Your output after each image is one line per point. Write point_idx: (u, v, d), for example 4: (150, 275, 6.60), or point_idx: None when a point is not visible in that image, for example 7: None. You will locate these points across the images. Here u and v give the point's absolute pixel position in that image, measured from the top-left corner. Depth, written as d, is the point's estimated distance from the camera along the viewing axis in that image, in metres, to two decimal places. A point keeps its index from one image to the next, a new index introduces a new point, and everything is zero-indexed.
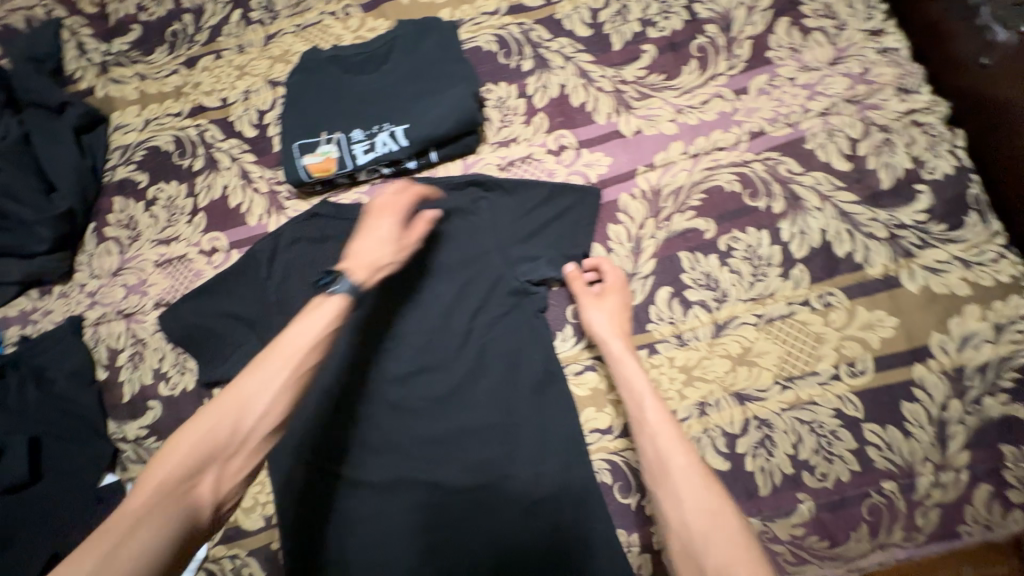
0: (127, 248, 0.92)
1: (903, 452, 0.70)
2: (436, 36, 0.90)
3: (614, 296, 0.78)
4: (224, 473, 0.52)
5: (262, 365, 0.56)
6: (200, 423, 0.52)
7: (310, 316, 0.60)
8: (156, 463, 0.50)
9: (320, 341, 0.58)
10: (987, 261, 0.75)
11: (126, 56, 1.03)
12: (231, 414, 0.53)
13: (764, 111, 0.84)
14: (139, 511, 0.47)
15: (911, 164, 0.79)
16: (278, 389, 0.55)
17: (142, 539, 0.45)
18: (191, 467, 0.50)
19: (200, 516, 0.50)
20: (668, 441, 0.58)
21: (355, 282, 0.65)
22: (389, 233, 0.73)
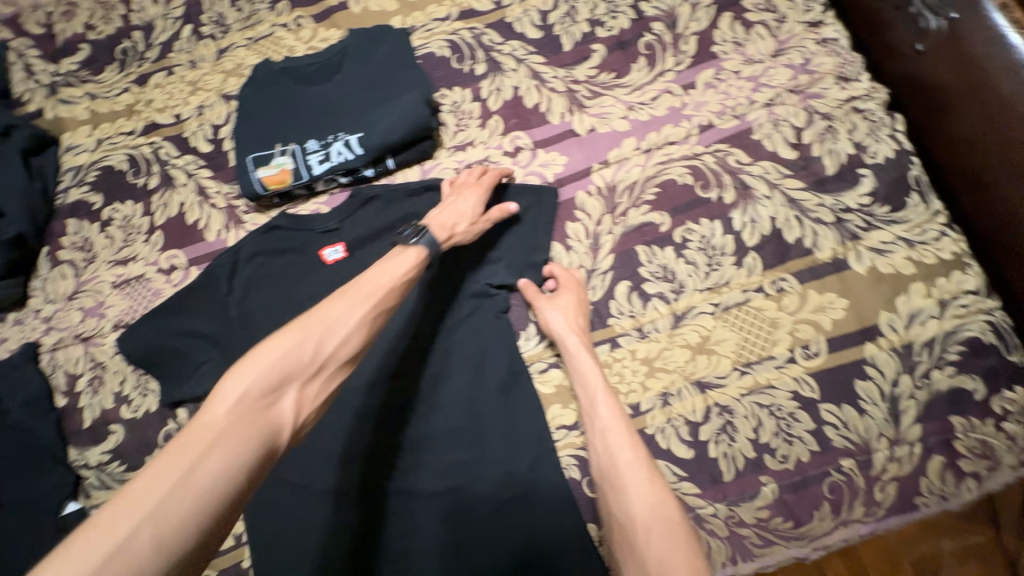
0: (82, 271, 0.90)
1: (859, 430, 0.72)
2: (387, 44, 0.90)
3: (569, 294, 0.80)
4: (304, 394, 0.55)
5: (342, 300, 0.61)
6: (281, 343, 0.55)
7: (394, 262, 0.68)
8: (239, 376, 0.52)
9: (397, 281, 0.66)
10: (930, 240, 0.77)
11: (75, 76, 1.01)
12: (315, 337, 0.57)
13: (712, 105, 0.86)
14: (225, 421, 0.49)
15: (853, 149, 0.82)
16: (357, 322, 0.60)
17: (233, 446, 0.47)
18: (277, 384, 0.53)
19: (282, 431, 0.52)
20: (618, 436, 0.67)
21: (435, 239, 0.74)
22: (471, 207, 0.78)
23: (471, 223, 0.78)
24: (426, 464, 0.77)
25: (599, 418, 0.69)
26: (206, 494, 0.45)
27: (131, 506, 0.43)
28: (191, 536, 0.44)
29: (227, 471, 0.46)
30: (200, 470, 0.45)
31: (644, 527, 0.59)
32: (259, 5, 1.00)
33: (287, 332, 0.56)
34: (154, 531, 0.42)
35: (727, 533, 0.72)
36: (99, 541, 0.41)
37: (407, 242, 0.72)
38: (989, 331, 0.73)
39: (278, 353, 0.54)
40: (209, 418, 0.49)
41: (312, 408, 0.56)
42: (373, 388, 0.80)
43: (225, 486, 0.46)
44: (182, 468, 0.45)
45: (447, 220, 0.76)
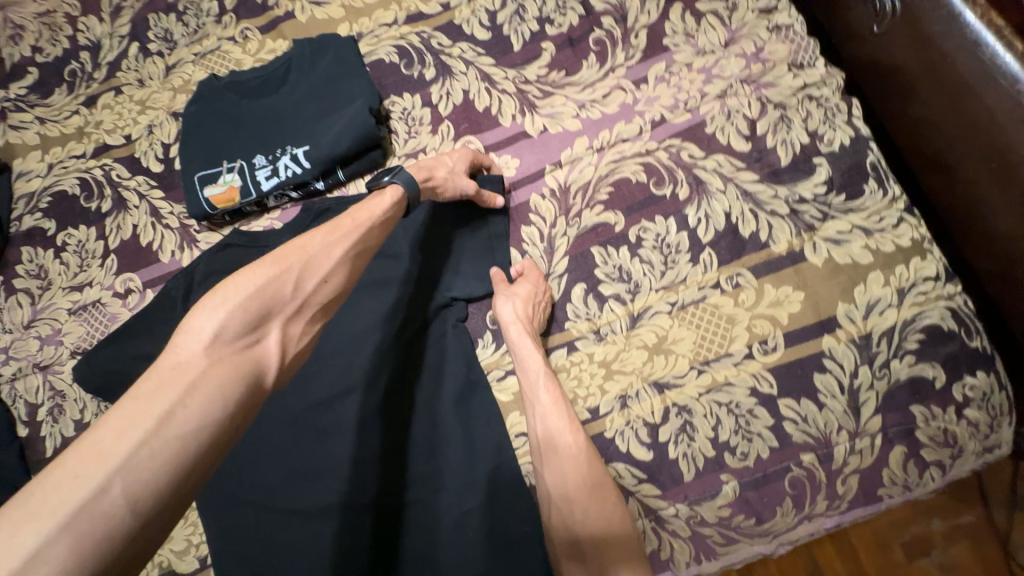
0: (38, 299, 0.90)
1: (819, 424, 0.72)
2: (332, 54, 0.89)
3: (523, 282, 0.77)
4: (284, 333, 0.55)
5: (318, 238, 0.61)
6: (256, 279, 0.55)
7: (371, 202, 0.69)
8: (210, 314, 0.51)
9: (377, 219, 0.67)
10: (888, 227, 0.76)
11: (24, 101, 1.00)
12: (293, 276, 0.57)
13: (664, 99, 0.85)
14: (202, 359, 0.48)
15: (807, 138, 0.80)
16: (338, 260, 0.61)
17: (215, 384, 0.47)
18: (255, 322, 0.53)
19: (265, 369, 0.52)
20: (559, 422, 0.69)
21: (411, 179, 0.73)
22: (455, 162, 0.79)
23: (450, 173, 0.77)
24: (388, 478, 0.75)
25: (539, 402, 0.71)
26: (193, 427, 0.44)
27: (104, 446, 0.41)
28: (185, 468, 0.43)
29: (215, 405, 0.46)
30: (185, 405, 0.44)
31: (582, 506, 0.65)
32: (205, 18, 0.99)
33: (260, 268, 0.56)
34: (140, 467, 0.41)
35: (690, 533, 0.71)
36: (68, 485, 0.39)
37: (384, 180, 0.72)
38: (949, 318, 0.72)
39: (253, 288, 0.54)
40: (181, 358, 0.48)
41: (295, 347, 0.56)
42: (331, 403, 0.79)
43: (212, 421, 0.45)
44: (161, 405, 0.44)
45: (427, 165, 0.76)
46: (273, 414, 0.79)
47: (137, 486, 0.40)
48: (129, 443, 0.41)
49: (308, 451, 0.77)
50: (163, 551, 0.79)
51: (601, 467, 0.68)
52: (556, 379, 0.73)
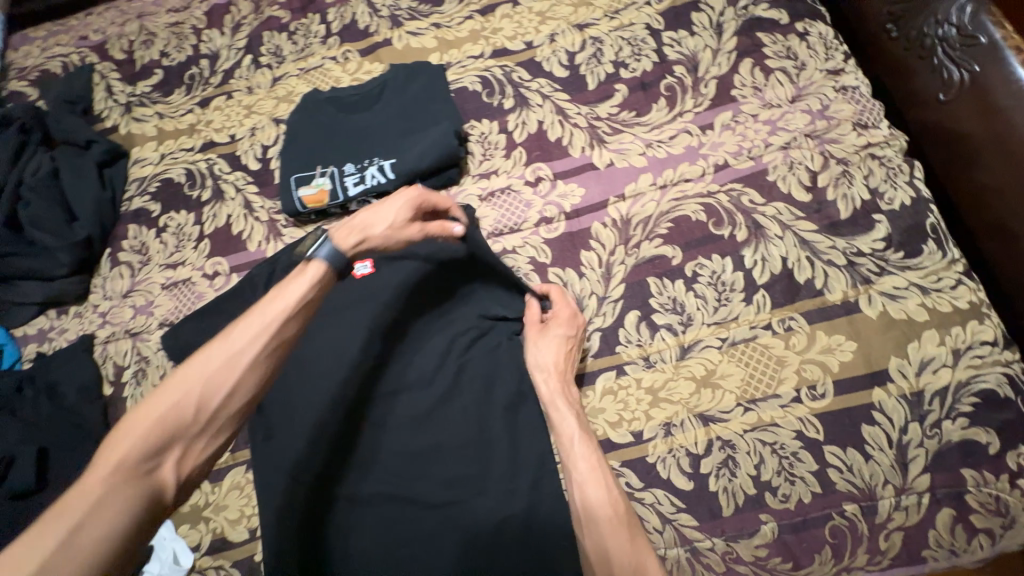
0: (137, 271, 1.00)
1: (864, 475, 0.72)
2: (424, 80, 0.98)
3: (557, 327, 0.81)
4: (190, 448, 0.55)
5: (228, 347, 0.59)
6: (164, 400, 0.55)
7: (289, 288, 0.64)
8: (120, 434, 0.53)
9: (292, 307, 0.63)
10: (946, 289, 0.77)
11: (148, 98, 1.13)
12: (198, 394, 0.56)
13: (728, 146, 0.89)
14: (103, 482, 0.49)
15: (868, 195, 0.83)
16: (249, 366, 0.59)
17: (103, 520, 0.48)
18: (157, 443, 0.53)
19: (163, 491, 0.53)
20: (595, 482, 0.67)
21: (341, 249, 0.69)
22: (395, 216, 0.75)
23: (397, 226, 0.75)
24: (436, 474, 0.80)
25: (576, 468, 0.69)
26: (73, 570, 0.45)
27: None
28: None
29: (115, 525, 0.48)
30: (83, 529, 0.47)
31: None
32: (312, 39, 1.11)
33: (162, 389, 0.56)
34: None
35: (724, 568, 0.72)
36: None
37: (309, 256, 0.68)
38: (1006, 385, 0.72)
39: (156, 410, 0.54)
40: (76, 490, 0.49)
41: (196, 461, 0.56)
42: (388, 397, 0.85)
43: (109, 544, 0.48)
44: (64, 529, 0.46)
45: (365, 227, 0.73)
46: (334, 401, 0.84)
47: None
48: (33, 564, 0.44)
49: (363, 440, 0.83)
50: (218, 516, 0.84)
51: (643, 537, 0.63)
52: (592, 442, 0.72)
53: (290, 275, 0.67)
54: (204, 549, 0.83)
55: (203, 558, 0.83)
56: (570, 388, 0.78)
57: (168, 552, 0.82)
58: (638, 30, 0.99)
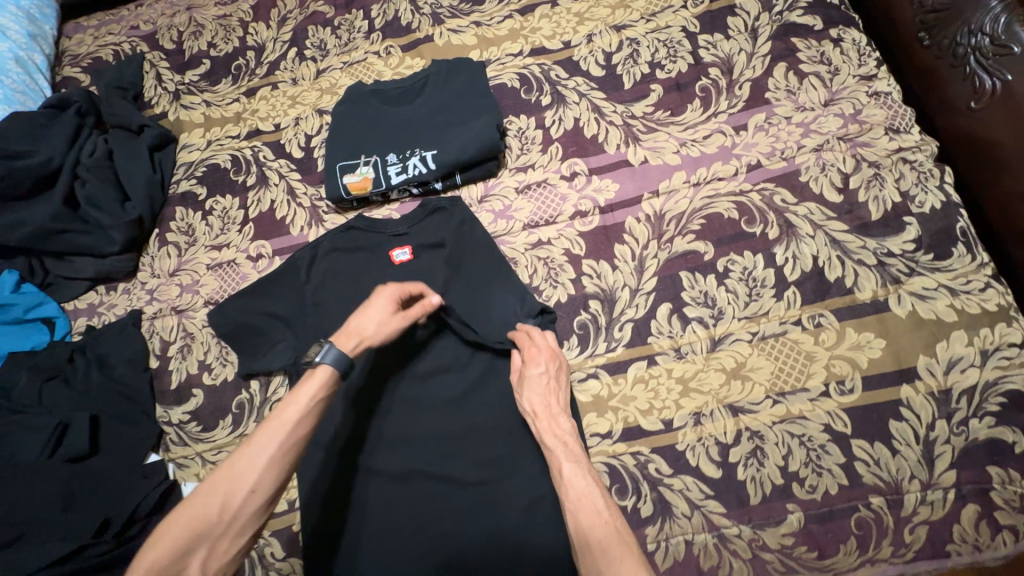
0: (184, 252, 1.04)
1: (891, 469, 0.74)
2: (465, 74, 1.01)
3: (534, 365, 0.79)
4: (212, 552, 0.58)
5: (245, 451, 0.61)
6: (190, 507, 0.59)
7: (295, 394, 0.66)
8: (156, 539, 0.58)
9: (301, 411, 0.64)
10: (975, 291, 0.79)
11: (195, 86, 1.17)
12: (221, 500, 0.59)
13: (761, 146, 0.92)
14: None
15: (899, 198, 0.85)
16: (260, 472, 0.60)
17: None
18: (183, 550, 0.57)
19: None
20: (587, 509, 0.63)
21: (343, 351, 0.70)
22: (383, 310, 0.77)
23: (382, 321, 0.77)
24: (468, 454, 0.83)
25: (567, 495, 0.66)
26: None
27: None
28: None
29: None
30: None
31: None
32: (356, 34, 1.14)
33: (192, 497, 0.60)
34: None
35: (750, 555, 0.74)
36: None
37: (315, 359, 0.69)
38: None
39: (186, 517, 0.58)
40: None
41: (218, 565, 0.58)
42: (424, 378, 0.88)
43: None
44: None
45: (359, 322, 0.76)
46: (372, 379, 0.88)
47: None
48: None
49: (396, 419, 0.86)
50: None
51: (640, 560, 0.57)
52: (585, 467, 0.69)
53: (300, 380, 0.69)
54: None
55: None
56: (558, 422, 0.74)
57: None
58: (675, 33, 1.02)
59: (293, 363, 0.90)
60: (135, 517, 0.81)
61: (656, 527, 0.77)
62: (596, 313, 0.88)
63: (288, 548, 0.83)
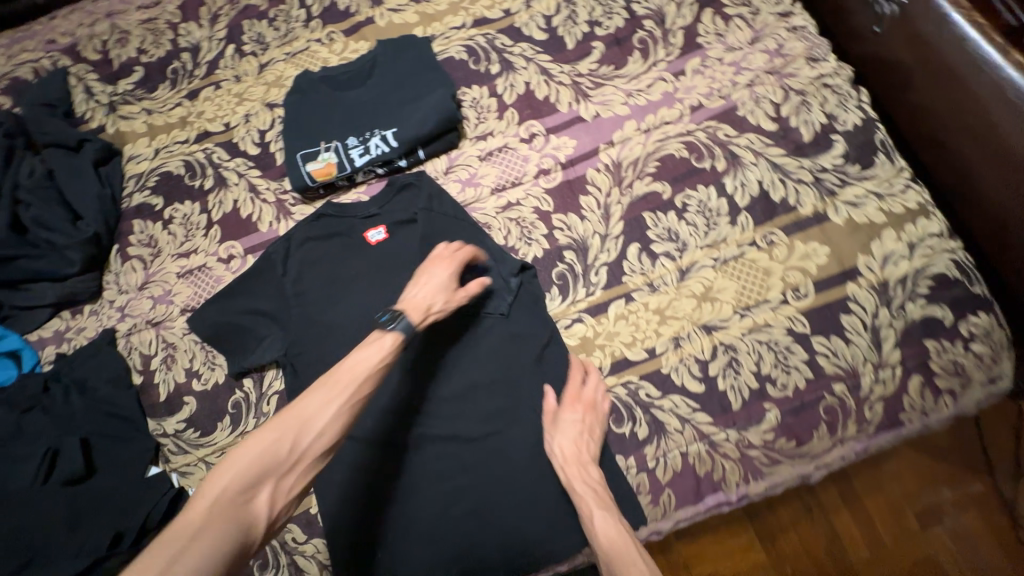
0: (150, 264, 1.02)
1: (847, 357, 0.83)
2: (413, 51, 1.03)
3: (569, 411, 0.82)
4: (276, 488, 0.58)
5: (318, 394, 0.64)
6: (262, 439, 0.59)
7: (363, 351, 0.70)
8: (219, 473, 0.56)
9: (370, 372, 0.68)
10: (898, 192, 0.89)
11: (132, 95, 1.13)
12: (295, 434, 0.61)
13: (700, 88, 0.98)
14: (201, 517, 0.52)
15: (825, 119, 0.94)
16: (331, 416, 0.63)
17: (201, 549, 0.50)
18: (250, 483, 0.56)
19: (252, 527, 0.55)
20: (621, 556, 0.67)
21: (412, 323, 0.75)
22: (444, 284, 0.81)
23: (444, 295, 0.81)
24: (469, 410, 0.87)
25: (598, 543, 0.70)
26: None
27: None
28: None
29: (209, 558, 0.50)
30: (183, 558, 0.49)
31: None
32: (294, 24, 1.13)
33: (260, 429, 0.60)
34: None
35: (738, 454, 0.82)
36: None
37: (385, 325, 0.73)
38: (953, 267, 0.84)
39: (256, 446, 0.58)
40: (179, 523, 0.52)
41: (283, 502, 0.59)
42: (415, 348, 0.90)
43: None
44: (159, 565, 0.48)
45: (426, 292, 0.80)
46: None
47: None
48: None
49: (395, 390, 0.88)
50: None
51: None
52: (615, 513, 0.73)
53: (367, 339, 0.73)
54: None
55: None
56: (589, 470, 0.78)
57: None
58: None
59: (286, 354, 0.91)
60: (146, 529, 0.81)
61: (653, 445, 0.83)
62: (572, 263, 0.93)
63: (309, 530, 0.85)
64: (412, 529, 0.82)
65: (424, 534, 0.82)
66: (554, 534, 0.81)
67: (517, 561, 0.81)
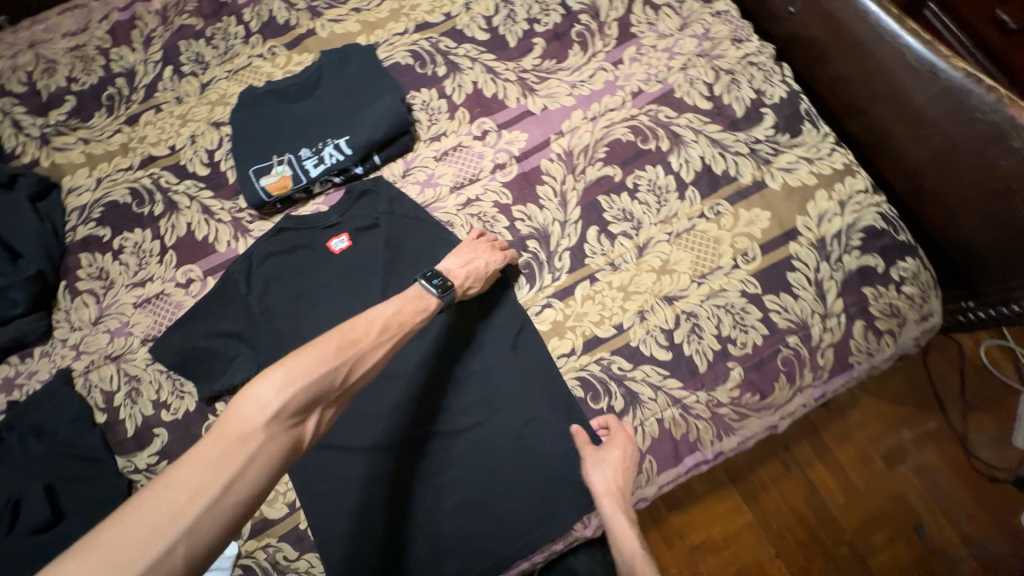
0: (103, 297, 0.98)
1: (797, 311, 0.89)
2: (358, 59, 1.04)
3: (615, 448, 0.81)
4: (323, 414, 0.60)
5: (370, 333, 0.68)
6: (318, 368, 0.60)
7: (409, 304, 0.75)
8: (273, 391, 0.56)
9: (415, 327, 0.74)
10: (825, 156, 0.96)
11: (66, 126, 1.08)
12: (345, 367, 0.63)
13: (638, 75, 1.04)
14: (263, 432, 0.53)
15: (754, 94, 1.01)
16: (375, 358, 0.67)
17: (258, 468, 0.52)
18: (306, 405, 0.58)
19: (297, 448, 0.57)
20: None
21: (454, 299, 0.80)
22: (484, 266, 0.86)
23: (480, 281, 0.85)
24: (453, 404, 0.88)
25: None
26: (228, 515, 0.49)
27: (150, 528, 0.46)
28: (213, 548, 0.49)
29: (268, 473, 0.53)
30: (249, 472, 0.52)
31: None
32: (233, 41, 1.12)
33: (311, 353, 0.61)
34: (209, 524, 0.48)
35: (710, 414, 0.87)
36: (102, 566, 0.44)
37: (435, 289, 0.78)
38: (880, 219, 0.92)
39: (305, 371, 0.58)
40: (237, 429, 0.53)
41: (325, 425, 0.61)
42: None
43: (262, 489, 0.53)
44: (229, 474, 0.50)
45: (468, 272, 0.84)
46: None
47: (202, 540, 0.48)
48: (205, 500, 0.48)
49: (376, 395, 0.89)
50: None
51: None
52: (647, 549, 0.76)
53: (413, 289, 0.79)
54: (247, 534, 0.84)
55: (248, 542, 0.84)
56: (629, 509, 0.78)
57: None
58: None
59: (259, 371, 0.89)
60: None
61: (631, 416, 0.87)
62: (536, 251, 0.96)
63: (300, 547, 0.83)
64: (407, 531, 0.82)
65: (421, 533, 0.83)
66: (548, 512, 0.83)
67: (515, 546, 0.83)
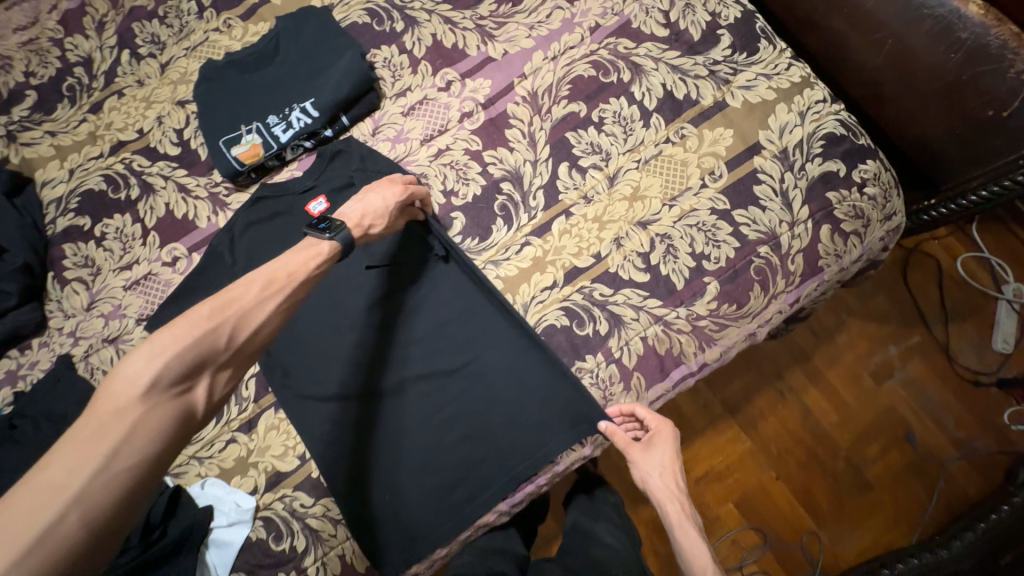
0: (92, 283, 0.99)
1: (765, 221, 0.92)
2: (315, 22, 1.03)
3: (660, 441, 0.90)
4: (214, 380, 0.60)
5: (249, 293, 0.64)
6: (190, 335, 0.58)
7: (298, 255, 0.70)
8: (138, 364, 0.55)
9: (312, 275, 0.70)
10: (783, 71, 0.98)
11: (29, 120, 1.08)
12: (225, 328, 0.61)
13: (595, 10, 1.04)
14: (136, 406, 0.53)
15: (709, 17, 1.02)
16: (262, 314, 0.64)
17: (141, 438, 0.53)
18: (185, 373, 0.57)
19: (191, 414, 0.57)
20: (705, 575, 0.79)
21: (351, 236, 0.76)
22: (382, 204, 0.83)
23: (384, 219, 0.83)
24: (443, 345, 0.92)
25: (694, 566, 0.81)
26: (113, 485, 0.51)
27: (34, 502, 0.48)
28: (113, 514, 0.50)
29: (152, 441, 0.54)
30: (127, 446, 0.52)
31: None
32: (187, 18, 1.11)
33: (181, 322, 0.59)
34: (92, 498, 0.49)
35: (691, 328, 0.91)
36: None
37: (325, 235, 0.75)
38: (840, 126, 0.95)
39: (173, 340, 0.57)
40: (107, 409, 0.53)
41: (225, 385, 0.61)
42: (378, 301, 0.94)
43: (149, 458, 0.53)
44: (106, 448, 0.51)
45: (362, 211, 0.81)
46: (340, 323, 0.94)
47: (88, 515, 0.49)
48: (80, 479, 0.49)
49: (369, 344, 0.92)
50: (265, 457, 0.89)
51: None
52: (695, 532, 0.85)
53: (303, 241, 0.75)
54: (263, 488, 0.88)
55: (265, 495, 0.87)
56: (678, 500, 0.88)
57: (229, 504, 0.86)
58: None
59: None
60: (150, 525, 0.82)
61: (616, 337, 0.90)
62: (511, 193, 0.98)
63: (316, 492, 0.87)
64: (416, 466, 0.88)
65: (428, 466, 0.88)
66: (545, 437, 0.87)
67: (517, 471, 0.87)
